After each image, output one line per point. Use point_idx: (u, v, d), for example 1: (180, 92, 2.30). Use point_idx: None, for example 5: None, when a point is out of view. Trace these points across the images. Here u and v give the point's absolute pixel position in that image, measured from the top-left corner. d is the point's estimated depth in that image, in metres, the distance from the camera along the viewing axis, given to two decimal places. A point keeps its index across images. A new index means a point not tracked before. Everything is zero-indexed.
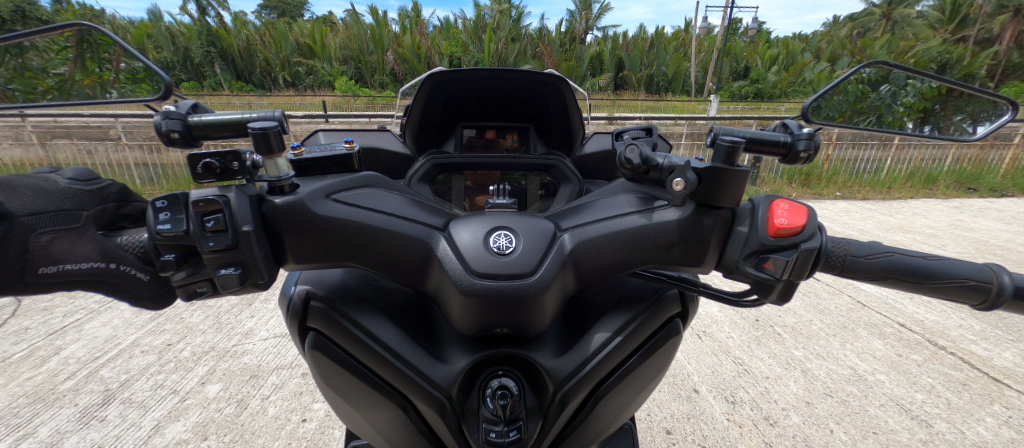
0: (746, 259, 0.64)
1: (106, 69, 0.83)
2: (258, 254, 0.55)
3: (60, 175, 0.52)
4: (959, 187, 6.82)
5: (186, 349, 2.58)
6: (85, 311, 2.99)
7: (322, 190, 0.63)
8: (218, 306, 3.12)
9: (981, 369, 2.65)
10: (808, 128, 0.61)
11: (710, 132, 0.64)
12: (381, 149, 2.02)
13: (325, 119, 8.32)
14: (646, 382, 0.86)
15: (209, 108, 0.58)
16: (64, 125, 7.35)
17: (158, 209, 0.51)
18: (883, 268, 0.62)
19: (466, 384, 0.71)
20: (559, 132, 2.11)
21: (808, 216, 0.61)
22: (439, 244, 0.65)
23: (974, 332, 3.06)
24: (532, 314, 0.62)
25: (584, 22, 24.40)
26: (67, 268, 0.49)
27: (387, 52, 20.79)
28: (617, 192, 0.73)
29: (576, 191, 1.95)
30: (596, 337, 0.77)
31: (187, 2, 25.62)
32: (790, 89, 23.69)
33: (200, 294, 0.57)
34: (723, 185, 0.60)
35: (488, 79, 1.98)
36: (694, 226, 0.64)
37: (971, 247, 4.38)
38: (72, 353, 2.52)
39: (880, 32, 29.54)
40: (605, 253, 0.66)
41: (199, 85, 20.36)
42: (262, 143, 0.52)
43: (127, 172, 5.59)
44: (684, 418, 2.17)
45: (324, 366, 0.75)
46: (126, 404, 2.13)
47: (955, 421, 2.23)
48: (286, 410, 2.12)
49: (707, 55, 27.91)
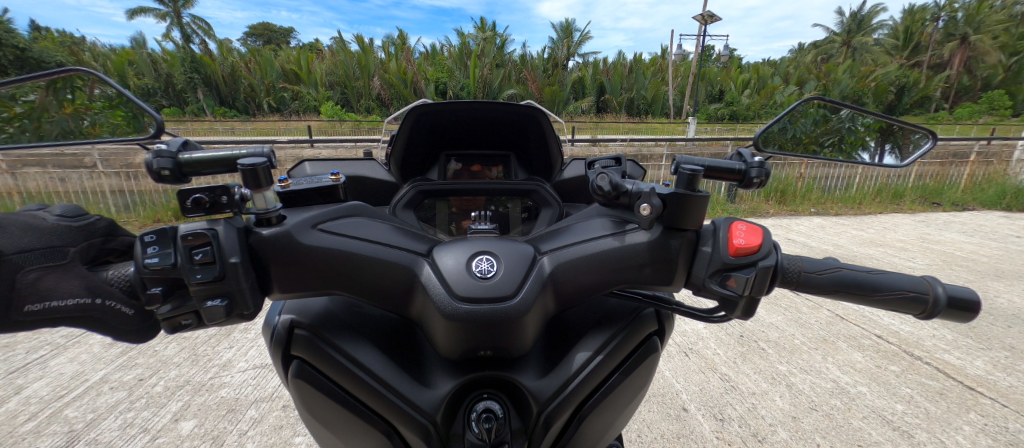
0: (711, 277, 0.68)
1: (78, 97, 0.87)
2: (244, 286, 0.56)
3: (49, 211, 0.53)
4: (924, 202, 7.18)
5: (159, 384, 2.47)
6: (50, 347, 2.85)
7: (309, 220, 0.65)
8: (195, 337, 3.02)
9: (956, 378, 2.74)
10: (759, 156, 0.66)
11: (672, 161, 0.69)
12: (366, 177, 2.06)
13: (310, 143, 8.31)
14: (628, 400, 0.88)
15: (199, 144, 0.60)
16: (37, 154, 7.15)
17: (146, 244, 0.52)
18: (833, 283, 0.67)
19: (451, 409, 0.72)
20: (540, 158, 2.17)
21: (763, 236, 0.66)
22: (424, 270, 0.67)
23: (946, 342, 3.17)
24: (514, 336, 0.65)
25: (565, 50, 25.37)
26: (53, 304, 0.50)
27: (373, 77, 21.07)
28: (591, 217, 0.78)
29: (557, 214, 2.02)
30: (578, 356, 0.79)
31: (172, 30, 25.72)
32: (763, 111, 24.83)
33: (184, 327, 0.57)
34: (688, 209, 0.65)
35: (470, 110, 2.05)
36: (663, 248, 0.68)
37: (939, 259, 4.58)
38: (34, 393, 2.39)
39: (841, 58, 31.48)
40: (583, 274, 0.70)
41: (181, 111, 20.19)
42: (251, 178, 0.55)
43: (102, 200, 5.45)
44: (673, 438, 2.17)
45: (308, 396, 0.75)
46: (92, 446, 2.02)
47: (934, 430, 2.29)
48: (265, 445, 2.04)
49: (684, 80, 29.17)
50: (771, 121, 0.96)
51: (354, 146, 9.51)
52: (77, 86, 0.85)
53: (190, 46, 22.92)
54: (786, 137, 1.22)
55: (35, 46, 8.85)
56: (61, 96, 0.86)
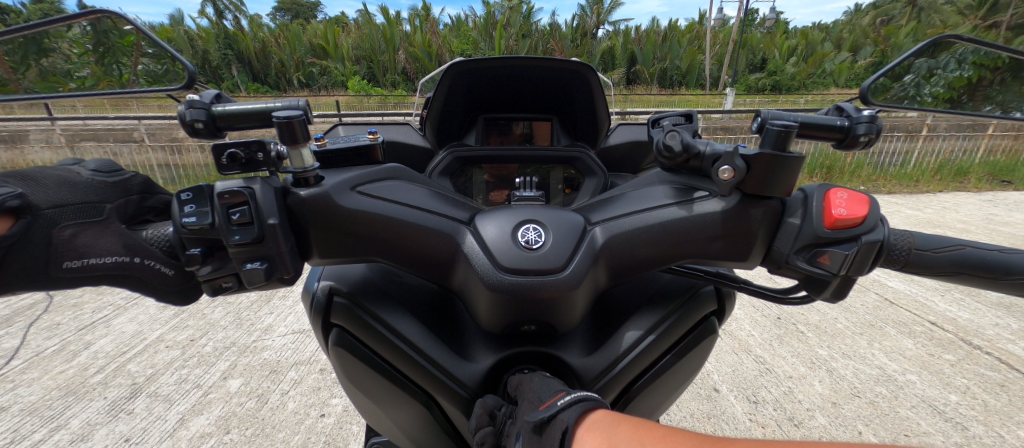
0: (797, 253, 0.59)
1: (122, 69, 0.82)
2: (284, 249, 0.53)
3: (83, 166, 0.51)
4: (992, 180, 6.50)
5: (208, 344, 2.62)
6: (112, 307, 3.07)
7: (347, 181, 0.61)
8: (238, 302, 3.17)
9: (1020, 370, 2.52)
10: (867, 110, 0.56)
11: (756, 116, 0.59)
12: (399, 141, 1.98)
13: (339, 119, 8.38)
14: (678, 383, 0.83)
15: (233, 97, 0.56)
16: (91, 129, 7.58)
17: (183, 202, 0.49)
18: (953, 262, 0.59)
19: (493, 383, 0.69)
20: (584, 123, 2.06)
21: (869, 207, 0.55)
22: (466, 239, 0.63)
23: (1011, 331, 2.91)
24: (561, 311, 0.60)
25: (595, 17, 24.06)
26: (92, 262, 0.49)
27: (398, 51, 20.88)
28: (652, 183, 0.69)
29: (602, 184, 1.91)
30: (628, 335, 0.74)
31: (207, 8, 26.25)
32: (810, 81, 22.88)
33: (225, 290, 0.55)
34: (775, 174, 0.56)
35: (512, 68, 1.92)
36: (739, 217, 0.60)
37: (1006, 242, 4.17)
38: (101, 348, 2.60)
39: (902, 19, 28.32)
40: (639, 248, 0.63)
41: (217, 87, 20.83)
42: (287, 133, 0.50)
43: (151, 172, 5.76)
44: (704, 418, 2.12)
45: (346, 363, 0.73)
46: (152, 398, 2.18)
47: (992, 424, 2.13)
48: (305, 405, 2.14)
49: (722, 48, 27.29)
50: (878, 73, 0.79)
51: (380, 120, 9.52)
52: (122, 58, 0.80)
53: (221, 23, 23.33)
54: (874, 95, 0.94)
55: None
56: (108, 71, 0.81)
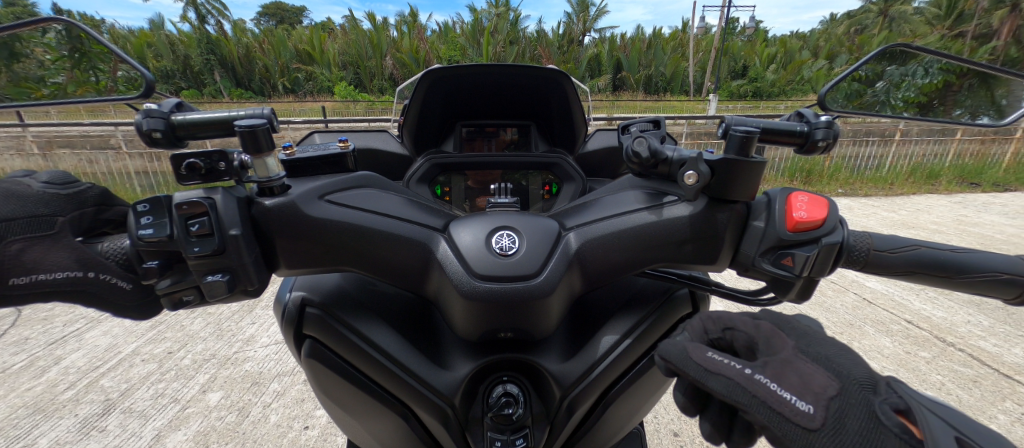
0: (762, 256, 0.61)
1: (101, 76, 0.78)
2: (247, 260, 0.52)
3: (35, 178, 0.50)
4: (961, 183, 6.76)
5: (186, 357, 2.54)
6: (85, 320, 2.96)
7: (314, 190, 0.60)
8: (219, 313, 3.08)
9: (992, 366, 2.61)
10: (825, 116, 0.58)
11: (721, 122, 0.60)
12: (377, 149, 1.90)
13: (325, 125, 8.28)
14: (657, 386, 0.83)
15: (196, 106, 0.55)
16: (66, 135, 7.34)
17: (140, 213, 0.48)
18: (908, 263, 0.61)
19: (470, 391, 0.69)
20: (562, 129, 2.08)
21: (829, 210, 0.57)
22: (439, 246, 0.62)
23: (982, 328, 3.02)
24: (536, 318, 0.60)
25: (581, 25, 24.44)
26: (40, 278, 0.48)
27: (385, 56, 20.81)
28: (624, 188, 0.70)
29: (580, 189, 1.93)
30: (604, 339, 0.74)
31: (189, 13, 25.83)
32: (789, 87, 23.56)
33: (185, 304, 0.54)
34: (738, 178, 0.57)
35: (490, 75, 1.94)
36: (706, 221, 0.61)
37: (976, 242, 4.33)
38: (72, 363, 2.50)
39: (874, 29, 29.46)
40: (612, 253, 0.64)
41: (199, 92, 20.44)
42: (251, 142, 0.49)
43: (128, 180, 5.61)
44: (691, 420, 2.14)
45: (320, 375, 0.72)
46: (126, 414, 2.10)
47: None
48: (288, 417, 2.08)
49: (705, 55, 27.95)
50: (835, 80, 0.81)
51: (367, 126, 9.46)
52: (99, 63, 0.76)
53: (204, 28, 22.96)
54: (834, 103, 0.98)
55: None
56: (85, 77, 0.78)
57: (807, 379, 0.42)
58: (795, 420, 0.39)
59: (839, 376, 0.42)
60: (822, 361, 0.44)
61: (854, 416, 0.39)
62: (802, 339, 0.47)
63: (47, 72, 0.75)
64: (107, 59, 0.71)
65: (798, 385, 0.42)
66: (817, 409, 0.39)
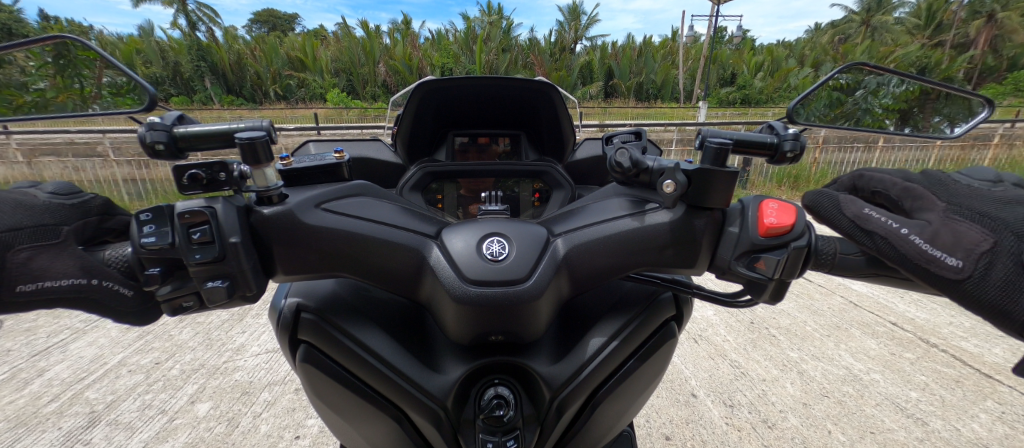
0: (738, 259, 0.64)
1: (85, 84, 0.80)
2: (245, 267, 0.54)
3: (41, 189, 0.53)
4: None
5: (175, 367, 2.51)
6: (70, 331, 2.91)
7: (311, 199, 0.62)
8: (208, 322, 3.05)
9: (974, 366, 2.67)
10: (793, 128, 0.62)
11: (697, 134, 0.64)
12: (371, 158, 1.96)
13: (318, 132, 8.26)
14: (644, 387, 0.86)
15: (196, 118, 0.57)
16: (51, 142, 7.22)
17: (142, 222, 0.50)
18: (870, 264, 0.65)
19: (462, 394, 0.71)
20: (551, 139, 2.12)
21: (796, 215, 0.61)
22: (432, 252, 0.65)
23: (963, 329, 3.09)
24: (525, 320, 0.62)
25: (573, 33, 24.76)
26: (45, 285, 0.49)
27: (377, 64, 20.85)
28: (609, 196, 0.73)
29: (569, 196, 1.99)
30: (592, 342, 0.76)
31: (180, 19, 25.68)
32: (776, 95, 24.03)
33: (185, 309, 0.56)
34: (713, 187, 0.60)
35: (479, 87, 1.98)
36: (686, 228, 0.65)
37: None
38: (56, 375, 2.45)
39: (857, 38, 30.24)
40: (597, 257, 0.67)
41: (189, 99, 20.28)
42: (250, 154, 0.52)
43: (116, 188, 5.54)
44: (683, 423, 2.17)
45: (314, 380, 0.73)
46: (112, 426, 2.07)
47: (949, 418, 2.24)
48: (279, 427, 2.07)
49: (694, 63, 28.44)
50: (805, 93, 0.86)
51: (360, 133, 9.45)
52: (83, 70, 0.77)
53: (194, 34, 22.80)
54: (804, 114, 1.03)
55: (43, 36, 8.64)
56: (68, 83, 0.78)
57: (959, 234, 0.51)
58: (941, 270, 0.51)
59: (998, 228, 0.49)
60: (983, 216, 0.51)
61: (1004, 263, 0.48)
62: (969, 195, 0.54)
63: (30, 78, 0.75)
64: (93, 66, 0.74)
65: (947, 243, 0.52)
66: (965, 261, 0.50)
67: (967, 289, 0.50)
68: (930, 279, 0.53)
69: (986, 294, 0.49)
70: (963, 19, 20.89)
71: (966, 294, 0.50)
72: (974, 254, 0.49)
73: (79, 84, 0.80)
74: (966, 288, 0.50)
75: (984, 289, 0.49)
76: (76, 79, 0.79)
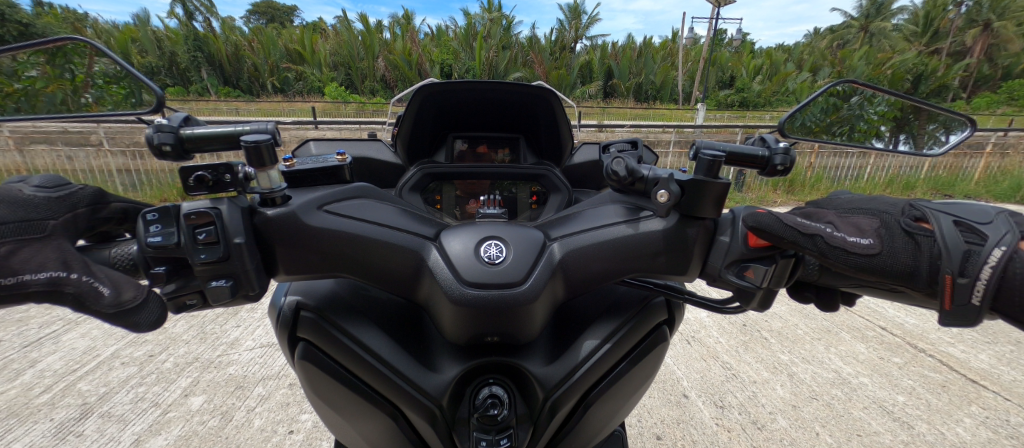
0: (727, 268, 0.66)
1: (76, 73, 0.82)
2: (249, 266, 0.55)
3: (27, 183, 0.52)
4: (936, 194, 6.97)
5: (168, 360, 2.51)
6: (62, 322, 2.89)
7: (313, 201, 0.63)
8: (202, 315, 3.04)
9: (959, 371, 2.71)
10: (784, 142, 0.64)
11: (691, 145, 0.66)
12: (371, 158, 1.97)
13: (315, 125, 8.19)
14: (635, 389, 0.88)
15: (201, 120, 0.59)
16: (44, 131, 7.14)
17: (148, 222, 0.51)
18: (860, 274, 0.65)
19: (456, 393, 0.72)
20: (550, 142, 2.14)
21: None
22: (431, 254, 0.66)
23: (950, 335, 3.15)
24: (520, 322, 0.64)
25: (573, 32, 24.75)
26: (23, 278, 0.47)
27: (377, 58, 20.68)
28: (605, 203, 0.75)
29: (565, 200, 1.99)
30: (586, 344, 0.78)
31: (176, 8, 25.37)
32: (774, 98, 24.07)
33: (190, 307, 0.59)
34: (706, 197, 0.62)
35: (479, 91, 1.99)
36: (679, 236, 0.66)
37: None
38: (48, 366, 2.44)
39: (856, 43, 30.29)
40: (592, 262, 0.68)
41: (185, 90, 20.02)
42: (254, 157, 0.53)
43: (110, 178, 5.51)
44: (673, 424, 2.20)
45: (313, 377, 0.74)
46: (105, 418, 2.07)
47: (934, 422, 2.28)
48: (273, 422, 2.08)
49: (694, 64, 28.49)
50: (799, 105, 0.89)
51: (358, 127, 9.38)
52: (75, 59, 0.80)
53: (190, 23, 22.45)
54: (794, 124, 1.06)
55: (37, 21, 8.47)
56: (60, 73, 0.80)
57: (855, 223, 0.60)
58: (854, 247, 0.56)
59: (879, 216, 0.59)
60: (865, 211, 0.61)
61: (900, 243, 0.55)
62: (842, 202, 0.65)
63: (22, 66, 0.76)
64: (86, 54, 0.77)
65: (853, 229, 0.58)
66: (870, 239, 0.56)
67: (882, 263, 0.55)
68: (855, 263, 0.56)
69: (896, 267, 0.55)
70: (961, 27, 20.98)
71: (883, 268, 0.55)
72: (875, 235, 0.57)
73: (71, 74, 0.82)
74: (881, 263, 0.55)
75: (895, 260, 0.55)
76: (68, 68, 0.81)
